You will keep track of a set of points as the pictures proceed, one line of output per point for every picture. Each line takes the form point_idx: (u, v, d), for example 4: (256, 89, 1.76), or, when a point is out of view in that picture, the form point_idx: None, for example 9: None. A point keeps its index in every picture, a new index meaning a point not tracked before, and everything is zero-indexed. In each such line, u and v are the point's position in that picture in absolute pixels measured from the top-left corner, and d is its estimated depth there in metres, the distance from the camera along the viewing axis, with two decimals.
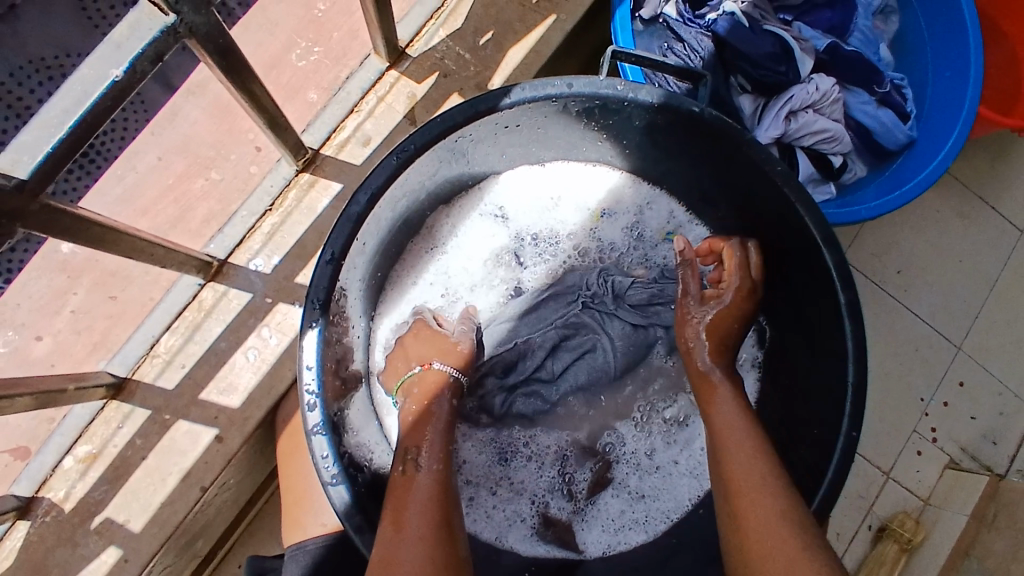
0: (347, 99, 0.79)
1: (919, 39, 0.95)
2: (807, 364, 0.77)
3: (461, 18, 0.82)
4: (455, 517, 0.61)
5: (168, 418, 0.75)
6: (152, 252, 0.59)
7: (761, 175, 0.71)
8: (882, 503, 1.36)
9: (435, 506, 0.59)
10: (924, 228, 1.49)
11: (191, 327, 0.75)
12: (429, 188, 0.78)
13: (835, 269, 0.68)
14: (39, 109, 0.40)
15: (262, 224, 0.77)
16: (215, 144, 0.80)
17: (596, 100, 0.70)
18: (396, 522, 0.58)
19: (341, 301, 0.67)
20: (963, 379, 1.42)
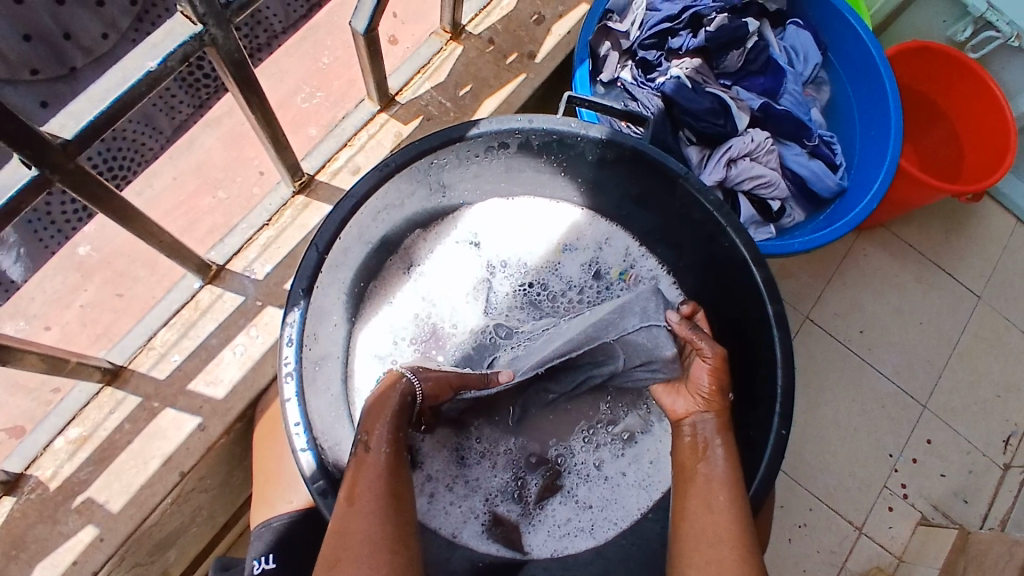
0: (342, 134, 0.92)
1: (848, 106, 1.09)
2: (742, 375, 0.84)
3: (444, 74, 0.96)
4: (405, 489, 0.64)
5: (157, 406, 0.82)
6: (161, 239, 0.69)
7: (698, 203, 0.82)
8: (857, 558, 1.43)
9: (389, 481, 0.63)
10: (887, 293, 1.61)
11: (186, 324, 0.84)
12: (408, 210, 0.88)
13: (763, 284, 0.78)
14: (86, 89, 0.51)
15: (259, 236, 0.87)
16: (224, 167, 0.91)
17: (554, 134, 0.82)
18: (351, 497, 0.61)
19: (321, 294, 0.75)
20: (931, 437, 1.52)
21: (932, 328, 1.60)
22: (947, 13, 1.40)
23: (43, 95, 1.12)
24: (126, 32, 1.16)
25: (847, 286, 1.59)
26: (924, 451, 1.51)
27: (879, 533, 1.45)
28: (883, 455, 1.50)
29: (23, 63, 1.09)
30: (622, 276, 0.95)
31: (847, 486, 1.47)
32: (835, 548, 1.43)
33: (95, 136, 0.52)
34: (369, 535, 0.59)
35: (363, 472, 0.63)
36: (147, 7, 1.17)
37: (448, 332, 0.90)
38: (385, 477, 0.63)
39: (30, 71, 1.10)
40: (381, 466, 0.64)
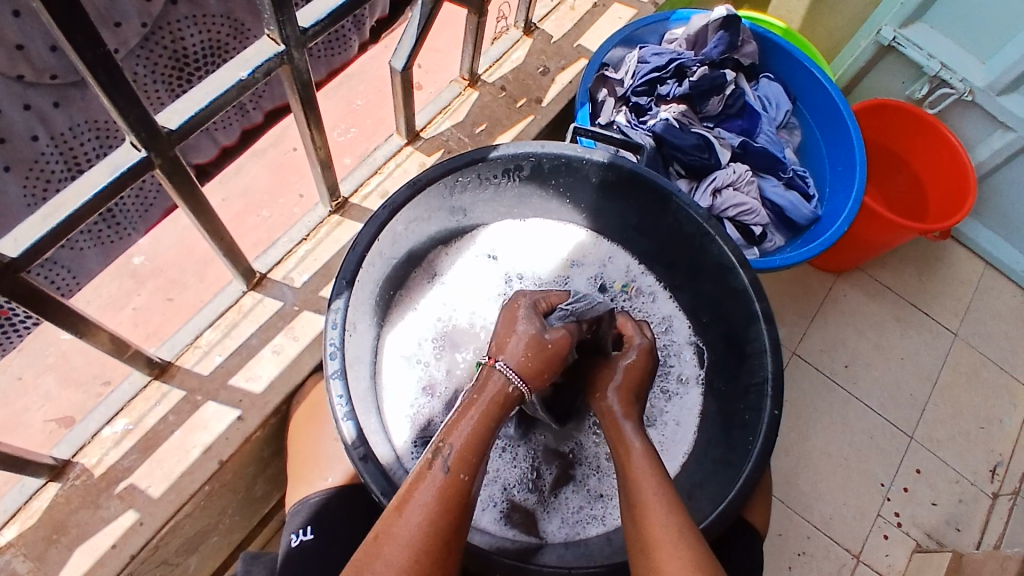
0: (373, 163, 1.04)
1: (817, 147, 1.23)
2: (735, 370, 0.92)
3: (462, 114, 1.10)
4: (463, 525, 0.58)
5: (199, 399, 0.88)
6: (222, 237, 0.79)
7: (689, 218, 0.93)
8: None
9: (444, 516, 0.56)
10: (869, 331, 1.71)
11: (230, 325, 0.92)
12: (432, 227, 0.99)
13: (750, 285, 0.88)
14: (188, 92, 0.64)
15: (298, 249, 0.97)
16: (268, 191, 1.03)
17: (562, 158, 0.94)
18: (400, 508, 0.57)
19: (360, 293, 0.85)
20: (919, 466, 1.58)
21: (912, 363, 1.68)
22: (904, 75, 1.58)
23: (56, 100, 0.87)
24: (137, 49, 0.90)
25: (831, 323, 1.70)
26: (914, 481, 1.56)
27: (876, 560, 1.48)
28: (875, 484, 1.55)
29: (44, 71, 0.83)
30: (623, 290, 1.05)
31: (842, 515, 1.51)
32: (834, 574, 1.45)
33: (192, 129, 0.65)
34: (400, 566, 0.54)
35: (415, 492, 0.57)
36: (157, 31, 0.89)
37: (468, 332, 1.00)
38: (435, 499, 0.56)
39: (44, 78, 0.83)
40: (442, 493, 0.56)
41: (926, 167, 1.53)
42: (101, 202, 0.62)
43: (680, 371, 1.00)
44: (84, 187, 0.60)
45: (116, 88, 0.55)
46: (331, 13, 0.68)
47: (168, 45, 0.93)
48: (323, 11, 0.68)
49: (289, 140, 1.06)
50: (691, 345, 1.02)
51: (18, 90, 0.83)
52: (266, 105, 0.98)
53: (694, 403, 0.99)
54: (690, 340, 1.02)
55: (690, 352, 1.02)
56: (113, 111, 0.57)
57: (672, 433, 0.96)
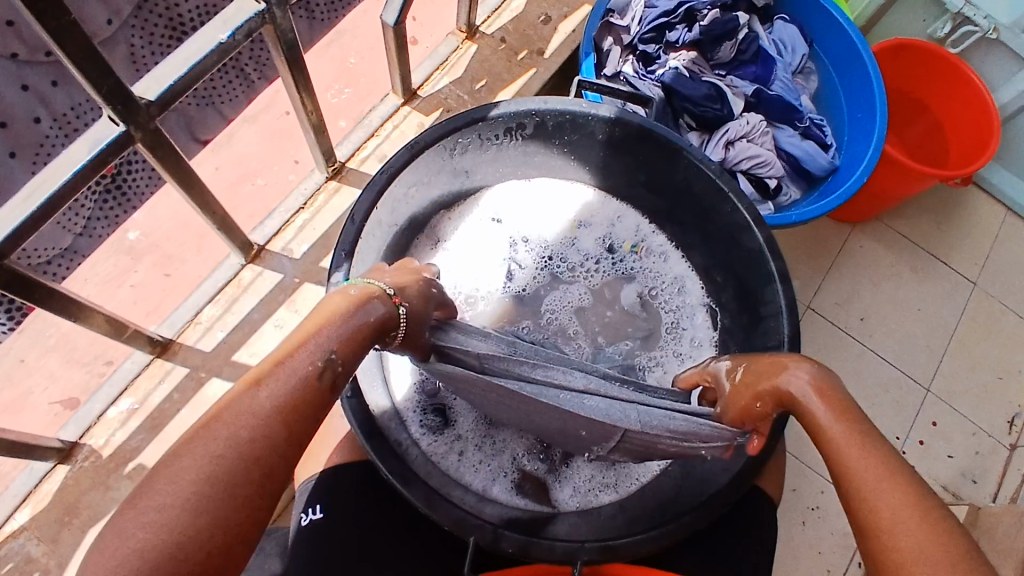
0: (369, 125, 1.00)
1: (834, 92, 1.17)
2: (749, 332, 0.90)
3: (460, 70, 1.05)
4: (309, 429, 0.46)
5: (203, 376, 0.87)
6: (215, 210, 0.76)
7: (700, 175, 0.89)
8: None
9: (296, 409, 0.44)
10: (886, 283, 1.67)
11: (230, 300, 0.90)
12: (434, 191, 0.95)
13: (765, 243, 0.84)
14: (167, 57, 0.59)
15: (296, 218, 0.94)
16: (261, 158, 0.99)
17: (566, 115, 0.89)
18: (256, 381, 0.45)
19: (361, 265, 0.82)
20: (935, 419, 1.56)
21: (928, 316, 1.65)
22: (925, 13, 1.49)
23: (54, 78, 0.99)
24: (131, 19, 1.08)
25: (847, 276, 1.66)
26: (930, 434, 1.55)
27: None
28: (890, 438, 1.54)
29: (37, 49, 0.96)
30: (633, 251, 1.02)
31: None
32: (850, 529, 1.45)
33: (174, 99, 0.60)
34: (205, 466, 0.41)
35: (228, 412, 0.43)
36: None
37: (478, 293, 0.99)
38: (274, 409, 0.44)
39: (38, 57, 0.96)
40: (258, 411, 0.43)
41: (943, 108, 1.47)
42: (82, 183, 0.57)
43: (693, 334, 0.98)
44: (62, 167, 0.56)
45: (91, 59, 0.51)
46: None
47: (165, 14, 1.11)
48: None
49: (282, 104, 1.02)
50: (705, 307, 0.99)
51: (13, 69, 0.96)
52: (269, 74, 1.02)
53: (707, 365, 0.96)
54: (702, 302, 1.00)
55: (702, 314, 0.99)
56: (85, 84, 0.52)
57: None
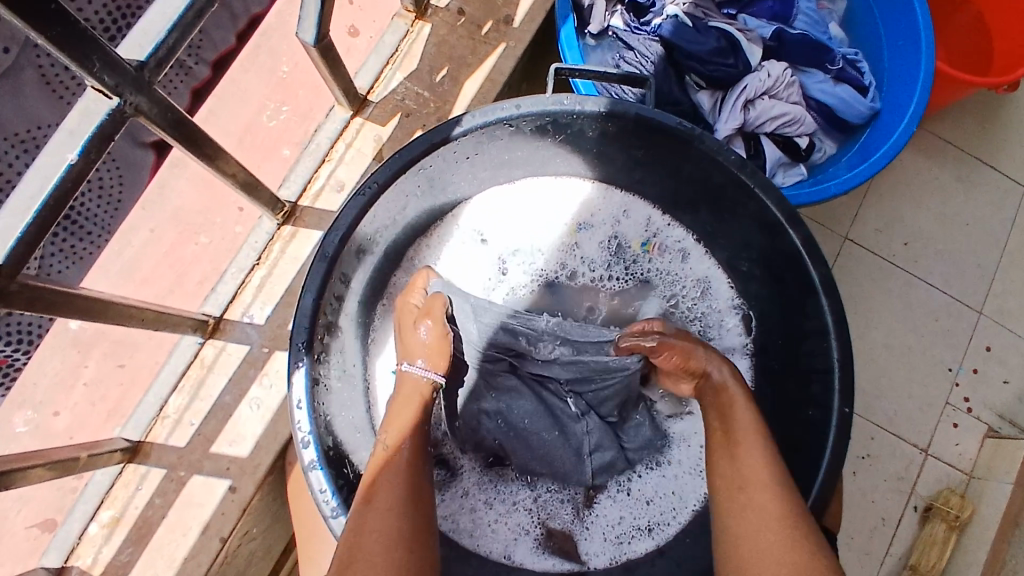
0: (317, 150, 0.84)
1: (869, 11, 0.96)
2: (789, 346, 0.76)
3: (416, 60, 0.87)
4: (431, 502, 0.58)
5: (183, 474, 0.78)
6: (144, 318, 0.66)
7: (717, 167, 0.71)
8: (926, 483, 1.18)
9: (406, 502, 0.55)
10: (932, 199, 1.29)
11: (196, 385, 0.80)
12: (410, 215, 0.78)
13: (802, 245, 0.69)
14: (10, 197, 0.48)
15: (252, 277, 0.82)
16: (202, 211, 0.86)
17: (547, 116, 0.72)
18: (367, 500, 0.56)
19: (327, 342, 0.70)
20: (990, 342, 1.24)
21: (981, 228, 1.28)
22: None
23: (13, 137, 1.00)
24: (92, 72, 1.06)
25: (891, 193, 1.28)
26: (985, 360, 1.23)
27: (946, 452, 1.19)
28: (943, 370, 1.22)
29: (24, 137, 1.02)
30: (644, 249, 0.86)
31: (908, 410, 1.19)
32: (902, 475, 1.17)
33: (38, 243, 0.49)
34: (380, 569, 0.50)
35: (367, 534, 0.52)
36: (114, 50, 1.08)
37: None
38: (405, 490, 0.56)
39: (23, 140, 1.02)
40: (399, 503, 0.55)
41: None
42: None
43: (723, 342, 0.84)
44: None
45: None
46: (172, 28, 0.51)
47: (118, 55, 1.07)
48: (160, 30, 0.50)
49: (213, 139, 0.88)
50: (734, 308, 0.85)
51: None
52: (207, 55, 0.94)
53: (743, 377, 0.83)
54: (732, 303, 0.85)
55: (735, 317, 0.84)
56: None
57: None
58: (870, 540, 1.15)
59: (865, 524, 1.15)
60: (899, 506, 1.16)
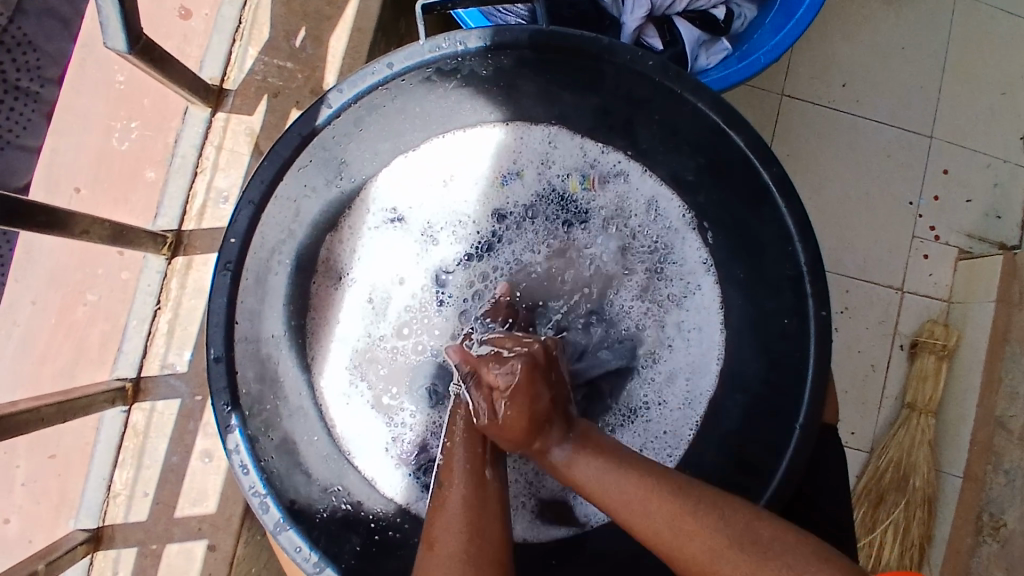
0: (185, 164, 0.74)
1: None
2: (752, 247, 0.70)
3: (266, 29, 0.75)
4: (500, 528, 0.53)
5: (156, 547, 0.72)
6: (41, 417, 0.59)
7: (632, 79, 0.63)
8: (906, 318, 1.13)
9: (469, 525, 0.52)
10: (867, 25, 1.16)
11: (137, 454, 0.73)
12: (313, 212, 0.69)
13: (749, 148, 0.62)
14: None
15: (158, 325, 0.73)
16: (78, 266, 0.79)
17: (427, 68, 0.61)
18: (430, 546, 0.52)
19: (258, 392, 0.63)
20: (947, 165, 1.15)
21: (919, 49, 1.16)
22: None
23: None
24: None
25: (829, 31, 1.15)
26: (944, 184, 1.15)
27: (920, 285, 1.13)
28: (902, 206, 1.14)
29: None
30: (583, 185, 0.79)
31: (877, 254, 1.13)
32: (882, 318, 1.13)
33: None
34: None
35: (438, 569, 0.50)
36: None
37: (410, 309, 0.77)
38: (462, 533, 0.52)
39: None
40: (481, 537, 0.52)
41: None
42: None
43: (683, 262, 0.79)
44: None
45: None
46: None
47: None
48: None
49: (66, 181, 0.82)
50: (690, 225, 0.78)
51: None
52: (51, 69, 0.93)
53: (710, 296, 0.78)
54: (686, 219, 0.78)
55: (691, 235, 0.78)
56: None
57: (695, 345, 0.78)
58: (864, 391, 1.12)
59: (856, 375, 1.11)
60: (885, 350, 1.12)
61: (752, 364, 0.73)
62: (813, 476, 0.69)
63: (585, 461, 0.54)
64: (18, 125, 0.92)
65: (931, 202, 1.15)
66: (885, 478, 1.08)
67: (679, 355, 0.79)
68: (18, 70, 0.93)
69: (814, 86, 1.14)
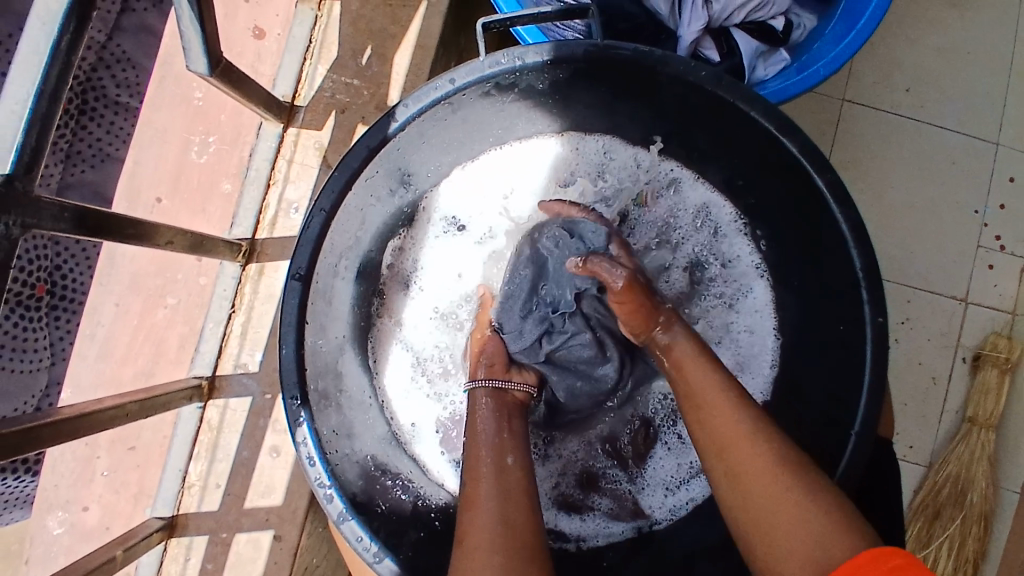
0: (259, 176, 0.78)
1: None
2: (808, 257, 0.71)
3: (334, 47, 0.79)
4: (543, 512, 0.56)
5: (226, 535, 0.77)
6: (127, 412, 0.63)
7: (688, 90, 0.64)
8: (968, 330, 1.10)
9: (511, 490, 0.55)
10: (930, 29, 1.13)
11: (210, 448, 0.78)
12: (376, 221, 0.72)
13: (802, 157, 0.62)
14: None
15: (232, 327, 0.78)
16: (159, 272, 0.85)
17: (488, 82, 0.63)
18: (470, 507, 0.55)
19: (324, 388, 0.67)
20: (1014, 172, 1.12)
21: (985, 53, 1.13)
22: None
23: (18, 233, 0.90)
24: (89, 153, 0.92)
25: (888, 36, 1.13)
26: (1012, 192, 1.11)
27: (985, 296, 1.10)
28: (966, 214, 1.11)
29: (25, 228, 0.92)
30: (636, 194, 0.80)
31: (938, 264, 1.10)
32: (943, 329, 1.10)
33: None
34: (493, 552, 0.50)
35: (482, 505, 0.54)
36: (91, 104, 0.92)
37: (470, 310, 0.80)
38: (497, 516, 0.52)
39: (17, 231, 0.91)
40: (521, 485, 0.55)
41: None
42: None
43: (737, 266, 0.79)
44: None
45: None
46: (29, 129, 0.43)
47: (97, 115, 0.92)
48: (14, 132, 0.43)
49: (147, 192, 0.88)
50: (743, 232, 0.78)
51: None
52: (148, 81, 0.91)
53: (764, 300, 0.78)
54: (737, 225, 0.78)
55: (743, 239, 0.78)
56: None
57: (750, 347, 0.78)
58: (923, 403, 1.09)
59: (917, 387, 1.09)
60: (947, 361, 1.09)
61: (808, 375, 0.73)
62: (871, 488, 0.68)
63: (694, 368, 0.57)
64: (118, 137, 0.91)
65: (998, 211, 1.11)
66: (943, 493, 1.05)
67: (735, 355, 0.79)
68: (116, 85, 0.91)
69: (871, 92, 1.12)
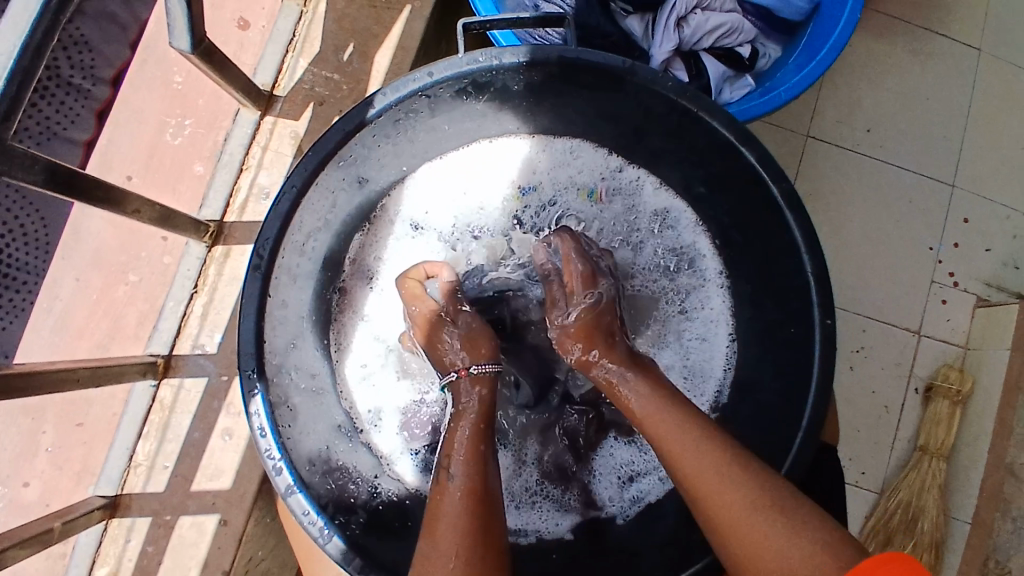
0: (232, 160, 0.80)
1: None
2: (763, 263, 0.73)
3: (317, 41, 0.81)
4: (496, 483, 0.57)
5: (169, 518, 0.76)
6: (77, 378, 0.63)
7: (656, 98, 0.67)
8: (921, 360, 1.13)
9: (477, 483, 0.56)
10: (892, 72, 1.19)
11: (161, 428, 0.77)
12: (342, 215, 0.74)
13: (758, 164, 0.65)
14: None
15: (193, 307, 0.79)
16: (123, 249, 0.85)
17: (464, 79, 0.66)
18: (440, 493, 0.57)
19: (280, 367, 0.67)
20: (967, 213, 1.17)
21: (943, 98, 1.19)
22: None
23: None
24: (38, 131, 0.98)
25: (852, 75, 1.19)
26: (965, 232, 1.16)
27: (938, 329, 1.14)
28: (919, 248, 1.16)
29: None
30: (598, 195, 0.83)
31: (893, 293, 1.14)
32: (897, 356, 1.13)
33: None
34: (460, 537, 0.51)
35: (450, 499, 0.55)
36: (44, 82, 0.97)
37: None
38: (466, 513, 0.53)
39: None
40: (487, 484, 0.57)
41: None
42: None
43: (691, 265, 0.82)
44: None
45: None
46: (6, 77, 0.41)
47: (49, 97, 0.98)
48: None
49: (118, 170, 0.90)
50: (702, 234, 0.82)
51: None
52: (105, 72, 0.96)
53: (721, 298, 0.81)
54: (696, 227, 0.82)
55: (702, 239, 0.82)
56: None
57: (706, 348, 0.81)
58: (875, 430, 1.12)
59: (869, 413, 1.11)
60: (901, 393, 1.12)
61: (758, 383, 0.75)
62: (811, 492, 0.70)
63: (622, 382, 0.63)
64: (67, 118, 0.98)
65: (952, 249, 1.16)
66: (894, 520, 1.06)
67: (687, 353, 0.82)
68: (71, 67, 0.97)
69: (835, 126, 1.18)
